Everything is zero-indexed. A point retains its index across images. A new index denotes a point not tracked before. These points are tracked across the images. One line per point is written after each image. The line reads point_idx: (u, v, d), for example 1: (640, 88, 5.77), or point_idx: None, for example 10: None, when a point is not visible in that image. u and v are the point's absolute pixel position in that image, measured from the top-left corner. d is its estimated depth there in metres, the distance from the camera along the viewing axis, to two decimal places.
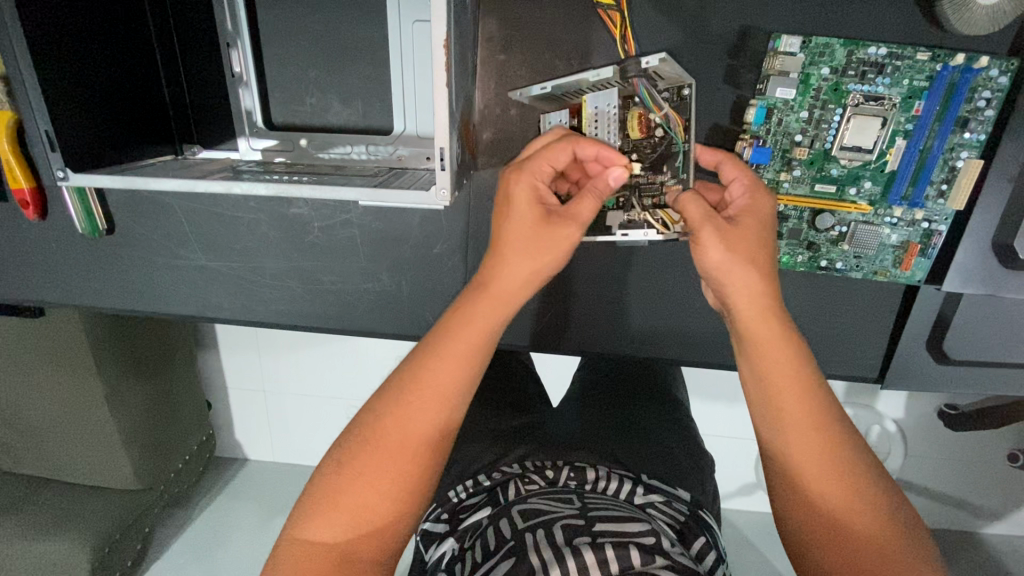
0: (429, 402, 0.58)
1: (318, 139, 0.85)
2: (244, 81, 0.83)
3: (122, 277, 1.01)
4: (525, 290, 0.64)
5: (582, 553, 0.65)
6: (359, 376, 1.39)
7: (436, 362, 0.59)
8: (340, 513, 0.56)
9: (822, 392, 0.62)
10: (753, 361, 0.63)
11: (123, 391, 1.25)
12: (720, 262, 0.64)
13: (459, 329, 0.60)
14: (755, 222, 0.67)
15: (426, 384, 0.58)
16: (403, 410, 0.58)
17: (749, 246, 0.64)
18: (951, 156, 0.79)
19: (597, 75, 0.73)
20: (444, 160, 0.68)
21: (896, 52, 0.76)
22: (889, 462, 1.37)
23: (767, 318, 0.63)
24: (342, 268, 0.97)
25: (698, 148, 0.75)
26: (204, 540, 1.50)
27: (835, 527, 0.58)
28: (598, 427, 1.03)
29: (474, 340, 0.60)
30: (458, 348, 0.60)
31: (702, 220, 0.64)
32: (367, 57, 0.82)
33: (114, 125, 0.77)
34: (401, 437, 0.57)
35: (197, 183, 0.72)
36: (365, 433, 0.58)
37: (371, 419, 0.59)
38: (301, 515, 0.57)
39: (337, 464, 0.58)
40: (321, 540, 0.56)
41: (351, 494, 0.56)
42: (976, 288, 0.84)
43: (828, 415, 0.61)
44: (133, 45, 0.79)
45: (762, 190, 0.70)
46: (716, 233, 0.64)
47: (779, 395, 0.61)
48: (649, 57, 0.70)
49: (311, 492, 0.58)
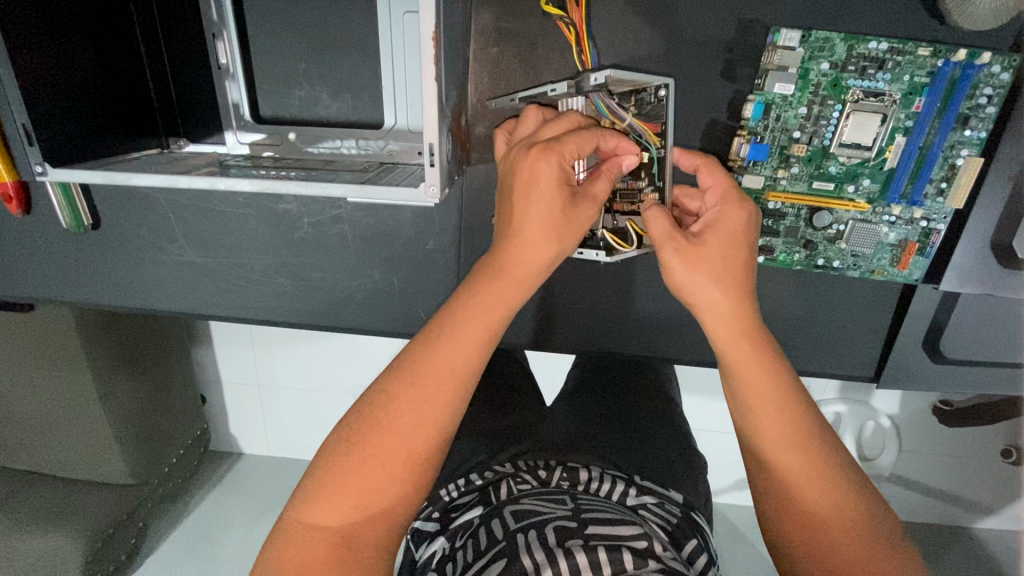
0: (443, 386, 0.57)
1: (307, 133, 0.84)
2: (230, 73, 0.81)
3: (111, 273, 1.00)
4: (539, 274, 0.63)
5: (574, 555, 0.64)
6: (353, 372, 1.38)
7: (448, 344, 0.58)
8: (346, 497, 0.55)
9: (797, 409, 0.62)
10: (729, 379, 0.65)
11: (114, 386, 1.24)
12: (686, 282, 0.65)
13: (476, 309, 0.59)
14: (722, 238, 0.66)
15: (439, 367, 0.57)
16: (417, 396, 0.57)
17: (714, 264, 0.64)
18: (950, 154, 0.78)
19: (553, 90, 0.74)
20: (434, 156, 0.66)
21: (897, 48, 0.74)
22: (883, 456, 1.38)
23: (735, 337, 0.64)
24: (334, 264, 0.95)
25: (674, 150, 0.73)
26: (198, 535, 1.50)
27: (808, 542, 0.58)
28: (592, 425, 1.02)
29: (489, 322, 0.60)
30: (472, 331, 0.59)
31: (663, 239, 0.65)
32: (356, 49, 0.81)
33: (96, 117, 0.75)
34: (410, 422, 0.56)
35: (181, 179, 0.70)
36: (374, 416, 0.57)
37: (381, 400, 0.57)
38: (304, 499, 0.55)
39: (344, 447, 0.56)
40: (325, 525, 0.55)
41: (359, 479, 0.55)
42: (973, 288, 0.83)
43: (800, 429, 0.61)
44: (115, 36, 0.77)
45: (737, 198, 0.68)
46: (677, 254, 0.65)
47: (751, 412, 0.62)
48: (597, 74, 0.68)
49: (314, 476, 0.56)
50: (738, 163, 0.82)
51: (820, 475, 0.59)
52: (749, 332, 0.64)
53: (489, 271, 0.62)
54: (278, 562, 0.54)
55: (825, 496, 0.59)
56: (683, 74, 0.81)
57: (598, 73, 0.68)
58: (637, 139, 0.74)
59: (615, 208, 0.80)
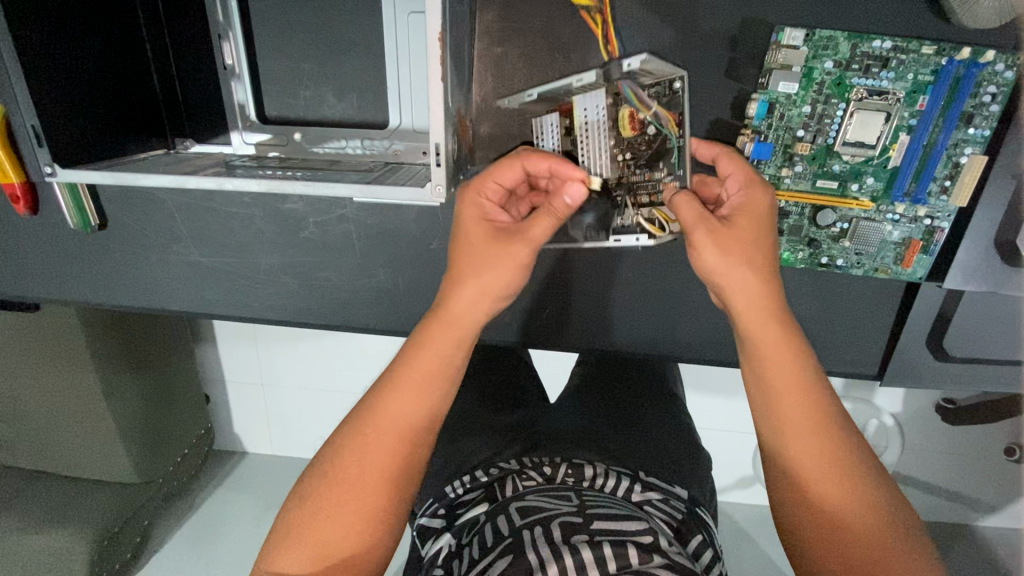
0: (386, 436, 0.61)
1: (312, 133, 0.84)
2: (236, 74, 0.82)
3: (117, 273, 1.00)
4: (480, 310, 0.65)
5: (580, 551, 0.65)
6: (357, 370, 1.38)
7: (391, 397, 0.62)
8: (300, 548, 0.59)
9: (820, 394, 0.62)
10: (753, 361, 0.63)
11: (120, 386, 1.25)
12: (717, 266, 0.63)
13: (414, 359, 0.63)
14: (751, 219, 0.66)
15: (380, 418, 0.61)
16: (361, 441, 0.61)
17: (746, 246, 0.63)
18: (954, 152, 0.78)
19: (579, 80, 0.72)
20: (440, 155, 0.67)
21: (900, 46, 0.74)
22: (887, 454, 1.37)
23: (765, 320, 0.63)
24: (338, 263, 0.96)
25: (693, 141, 0.76)
26: (204, 534, 1.51)
27: (829, 538, 0.58)
28: (596, 422, 1.03)
29: (429, 368, 0.63)
30: (413, 381, 0.62)
31: (695, 222, 0.64)
32: (361, 49, 0.81)
33: (104, 119, 0.76)
34: (355, 467, 0.60)
35: (188, 180, 0.70)
36: (326, 470, 0.61)
37: (330, 455, 0.61)
38: (271, 551, 0.60)
39: (298, 501, 0.61)
40: (288, 573, 0.59)
41: (311, 530, 0.59)
42: (977, 286, 0.83)
43: (824, 416, 0.61)
44: (121, 37, 0.77)
45: (760, 183, 0.69)
46: (710, 236, 0.63)
47: (776, 397, 0.62)
48: (631, 59, 0.67)
49: (278, 529, 0.61)
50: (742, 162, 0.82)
51: (840, 461, 0.59)
52: (775, 314, 0.63)
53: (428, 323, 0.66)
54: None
55: (844, 484, 0.59)
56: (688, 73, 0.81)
57: (631, 59, 0.68)
58: (659, 128, 0.70)
59: (635, 201, 0.77)
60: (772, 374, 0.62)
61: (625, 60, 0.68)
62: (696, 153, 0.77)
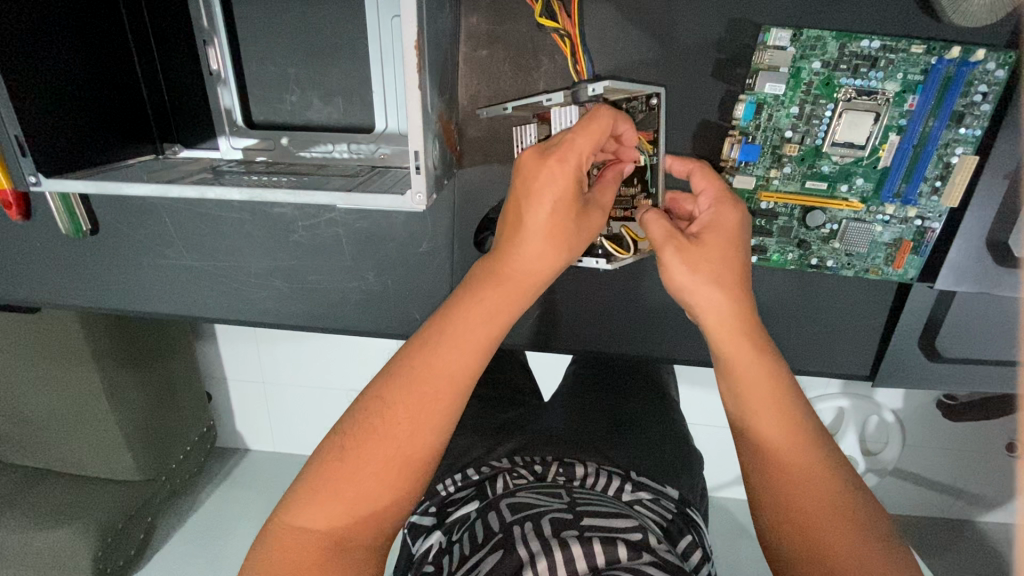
0: (438, 398, 0.57)
1: (299, 138, 0.86)
2: (222, 79, 0.84)
3: (111, 278, 1.01)
4: (545, 272, 0.63)
5: (569, 545, 0.65)
6: (354, 368, 1.39)
7: (444, 355, 0.58)
8: (335, 504, 0.55)
9: (792, 397, 0.63)
10: (725, 372, 0.65)
11: (122, 385, 1.26)
12: (686, 283, 0.65)
13: (475, 317, 0.60)
14: (720, 235, 0.67)
15: (431, 376, 0.58)
16: (409, 400, 0.57)
17: (714, 264, 0.65)
18: (945, 152, 0.77)
19: (548, 100, 0.73)
20: (420, 162, 0.67)
21: (889, 46, 0.73)
22: (888, 450, 1.38)
23: (736, 339, 0.64)
24: (329, 266, 0.96)
25: (667, 158, 0.75)
26: (207, 530, 1.53)
27: (801, 537, 0.57)
28: (590, 421, 1.04)
29: (487, 331, 0.60)
30: (470, 341, 0.59)
31: (664, 240, 0.66)
32: (346, 55, 0.82)
33: (92, 127, 0.77)
34: (405, 431, 0.56)
35: (170, 188, 0.71)
36: (368, 421, 0.57)
37: (375, 406, 0.58)
38: (293, 500, 0.56)
39: (337, 453, 0.56)
40: (312, 528, 0.55)
41: (351, 484, 0.55)
42: (969, 287, 0.82)
43: (796, 424, 0.62)
44: (108, 45, 0.78)
45: (730, 199, 0.69)
46: (678, 253, 0.65)
47: (753, 413, 0.63)
48: (594, 84, 0.69)
49: (306, 479, 0.56)
50: (730, 164, 0.82)
51: (816, 462, 0.60)
52: (750, 331, 0.65)
53: (484, 279, 0.62)
54: (259, 568, 0.53)
55: (823, 479, 0.59)
56: (673, 75, 0.81)
57: (595, 85, 0.69)
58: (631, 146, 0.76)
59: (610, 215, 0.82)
60: (745, 387, 0.63)
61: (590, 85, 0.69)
62: (670, 168, 0.76)
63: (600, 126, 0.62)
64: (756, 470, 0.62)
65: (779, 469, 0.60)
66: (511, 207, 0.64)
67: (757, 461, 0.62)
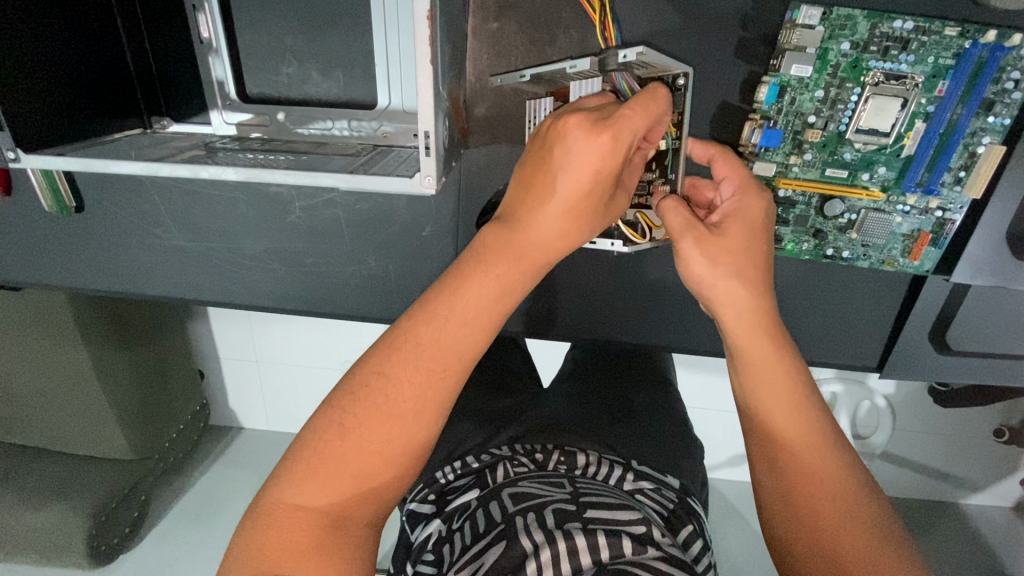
0: (444, 375, 0.55)
1: (297, 113, 0.82)
2: (213, 48, 0.79)
3: (97, 258, 0.97)
4: (557, 246, 0.59)
5: (573, 536, 0.63)
6: (348, 349, 1.37)
7: (447, 331, 0.55)
8: (333, 481, 0.53)
9: (805, 391, 0.61)
10: (741, 366, 0.63)
11: (111, 361, 1.22)
12: (706, 275, 0.62)
13: (485, 292, 0.56)
14: (743, 226, 0.64)
15: (438, 355, 0.55)
16: (411, 380, 0.54)
17: (736, 255, 0.62)
18: (971, 141, 0.74)
19: (572, 66, 0.68)
20: (429, 143, 0.63)
21: (922, 27, 0.70)
22: (877, 435, 1.37)
23: (757, 334, 0.62)
24: (327, 249, 0.93)
25: (688, 141, 0.71)
26: (200, 508, 1.52)
27: (810, 537, 0.56)
28: (592, 407, 1.02)
29: (495, 309, 0.57)
30: (477, 317, 0.56)
31: (682, 229, 0.62)
32: (348, 25, 0.78)
33: (77, 99, 0.72)
34: (408, 412, 0.54)
35: (161, 167, 0.66)
36: (369, 398, 0.54)
37: (377, 381, 0.54)
38: (288, 477, 0.53)
39: (339, 430, 0.53)
40: (311, 505, 0.52)
41: (353, 462, 0.53)
42: (985, 280, 0.81)
43: (812, 423, 0.60)
44: (91, 10, 0.72)
45: (754, 188, 0.67)
46: (697, 244, 0.62)
47: (768, 406, 0.61)
48: (627, 50, 0.61)
49: (301, 454, 0.54)
50: (750, 149, 0.79)
51: (828, 457, 0.59)
52: (768, 327, 0.62)
53: (495, 248, 0.58)
54: (253, 546, 0.51)
55: (836, 479, 0.57)
56: (694, 56, 0.78)
57: (626, 51, 0.62)
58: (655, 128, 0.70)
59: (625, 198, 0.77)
60: (756, 379, 0.61)
61: (621, 51, 0.62)
62: (691, 152, 0.72)
63: (656, 109, 0.56)
64: (768, 460, 0.60)
65: (787, 462, 0.59)
66: (534, 168, 0.58)
67: (768, 452, 0.60)
